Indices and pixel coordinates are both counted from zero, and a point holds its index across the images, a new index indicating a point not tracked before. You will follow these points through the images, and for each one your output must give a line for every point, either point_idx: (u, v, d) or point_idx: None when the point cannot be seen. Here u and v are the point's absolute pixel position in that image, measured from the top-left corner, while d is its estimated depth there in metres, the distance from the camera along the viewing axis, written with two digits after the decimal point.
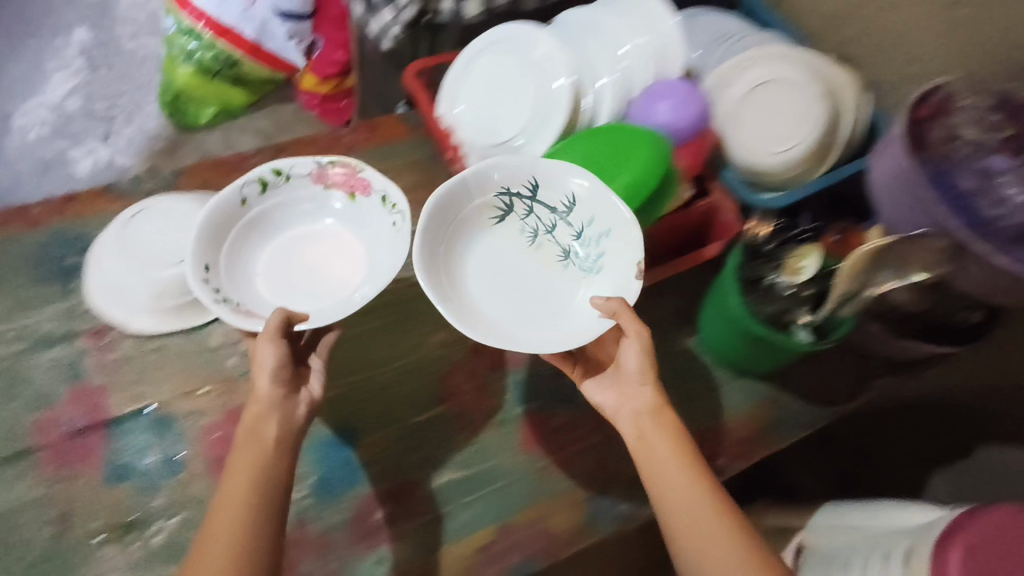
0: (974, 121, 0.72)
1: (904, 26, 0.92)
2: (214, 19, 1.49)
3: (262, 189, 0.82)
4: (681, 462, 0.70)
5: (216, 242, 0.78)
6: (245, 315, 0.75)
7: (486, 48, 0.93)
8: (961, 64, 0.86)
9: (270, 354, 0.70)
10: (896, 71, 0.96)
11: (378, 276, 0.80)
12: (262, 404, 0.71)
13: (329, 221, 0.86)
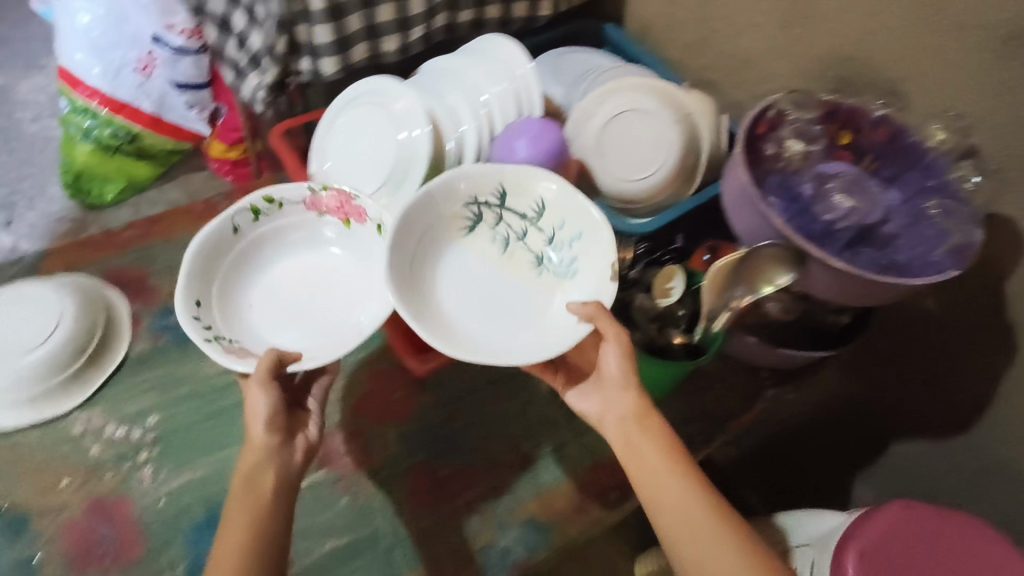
0: (799, 136, 0.83)
1: (751, 51, 1.00)
2: (110, 95, 1.40)
3: (254, 218, 0.84)
4: (670, 458, 0.69)
5: (207, 275, 0.80)
6: (239, 353, 0.76)
7: (349, 104, 0.96)
8: (800, 82, 0.95)
9: (263, 399, 0.70)
10: (752, 90, 1.03)
11: (373, 306, 0.82)
12: (260, 450, 0.71)
13: (323, 248, 0.88)
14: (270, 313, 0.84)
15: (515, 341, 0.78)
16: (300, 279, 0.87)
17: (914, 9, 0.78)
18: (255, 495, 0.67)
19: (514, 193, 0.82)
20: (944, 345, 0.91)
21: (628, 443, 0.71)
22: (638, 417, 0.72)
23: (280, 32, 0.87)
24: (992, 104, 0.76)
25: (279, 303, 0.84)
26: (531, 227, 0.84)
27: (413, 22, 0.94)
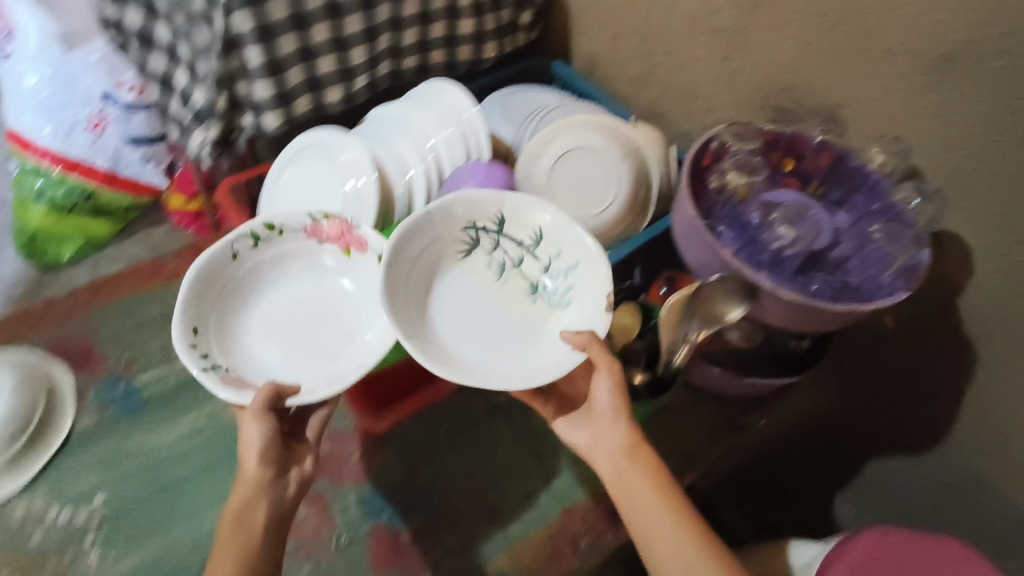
0: (739, 166, 0.82)
1: (695, 83, 1.02)
2: (61, 154, 1.27)
3: (254, 244, 0.80)
4: (664, 497, 0.67)
5: (205, 303, 0.77)
6: (235, 383, 0.73)
7: (294, 157, 0.94)
8: (744, 109, 0.97)
9: (257, 435, 0.69)
10: (699, 121, 1.05)
11: (375, 340, 0.77)
12: (251, 487, 0.71)
13: (323, 278, 0.83)
14: (267, 343, 0.79)
15: (519, 364, 0.75)
16: (298, 309, 0.82)
17: (844, 37, 0.80)
18: (245, 532, 0.68)
19: (511, 220, 0.81)
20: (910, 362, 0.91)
21: (622, 481, 0.68)
22: (633, 454, 0.69)
23: (219, 90, 0.86)
24: (927, 124, 0.77)
25: (277, 335, 0.80)
26: (530, 249, 0.81)
27: (356, 72, 0.94)
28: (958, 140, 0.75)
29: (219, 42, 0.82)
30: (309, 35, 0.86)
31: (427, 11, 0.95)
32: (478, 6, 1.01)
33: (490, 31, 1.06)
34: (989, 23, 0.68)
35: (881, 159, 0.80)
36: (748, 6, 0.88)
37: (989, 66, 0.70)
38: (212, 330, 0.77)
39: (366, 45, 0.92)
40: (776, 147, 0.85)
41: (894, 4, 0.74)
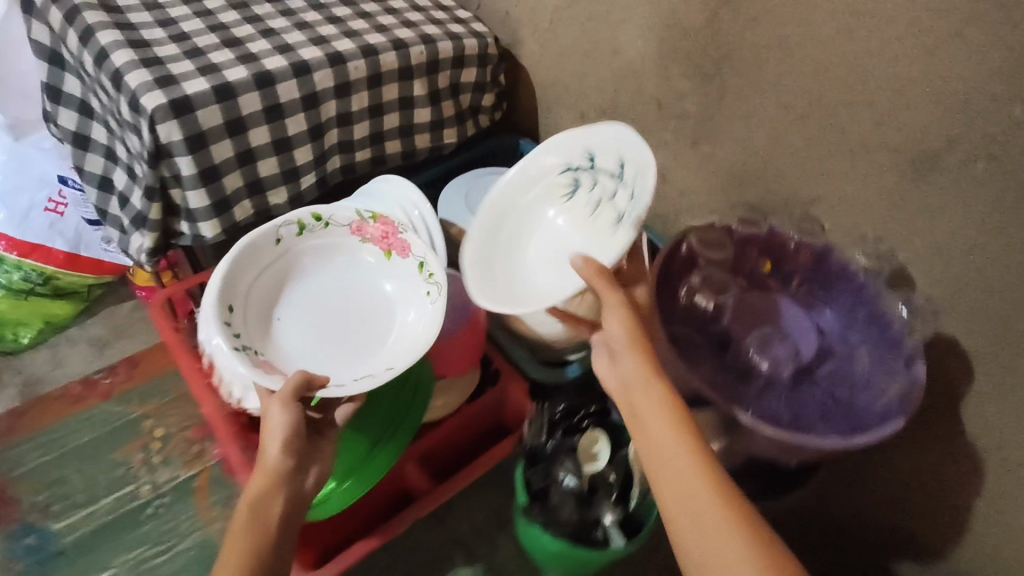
0: (703, 286, 0.75)
1: (665, 167, 0.97)
2: (16, 239, 1.13)
3: (299, 231, 0.80)
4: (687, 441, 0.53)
5: (237, 277, 0.74)
6: (266, 367, 0.71)
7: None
8: (718, 195, 0.91)
9: (283, 420, 0.61)
10: (672, 204, 0.99)
11: (408, 337, 0.76)
12: (270, 478, 0.60)
13: (363, 276, 0.82)
14: (298, 331, 0.77)
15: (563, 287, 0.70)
16: (332, 302, 0.80)
17: (817, 130, 0.75)
18: (259, 527, 0.58)
19: (601, 154, 0.77)
20: (906, 483, 0.82)
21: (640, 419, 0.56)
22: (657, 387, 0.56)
23: (151, 200, 0.80)
24: (910, 225, 0.71)
25: (308, 325, 0.78)
26: (619, 178, 0.75)
27: (302, 172, 0.88)
28: (943, 244, 0.69)
29: (146, 154, 0.76)
30: (246, 139, 0.80)
31: (377, 104, 0.91)
32: (433, 95, 0.97)
33: (448, 117, 1.01)
34: (968, 123, 0.63)
35: (864, 262, 0.75)
36: (715, 94, 0.84)
37: (973, 169, 0.64)
38: (247, 309, 0.75)
39: (310, 145, 0.87)
40: (743, 242, 0.79)
41: (867, 99, 0.69)
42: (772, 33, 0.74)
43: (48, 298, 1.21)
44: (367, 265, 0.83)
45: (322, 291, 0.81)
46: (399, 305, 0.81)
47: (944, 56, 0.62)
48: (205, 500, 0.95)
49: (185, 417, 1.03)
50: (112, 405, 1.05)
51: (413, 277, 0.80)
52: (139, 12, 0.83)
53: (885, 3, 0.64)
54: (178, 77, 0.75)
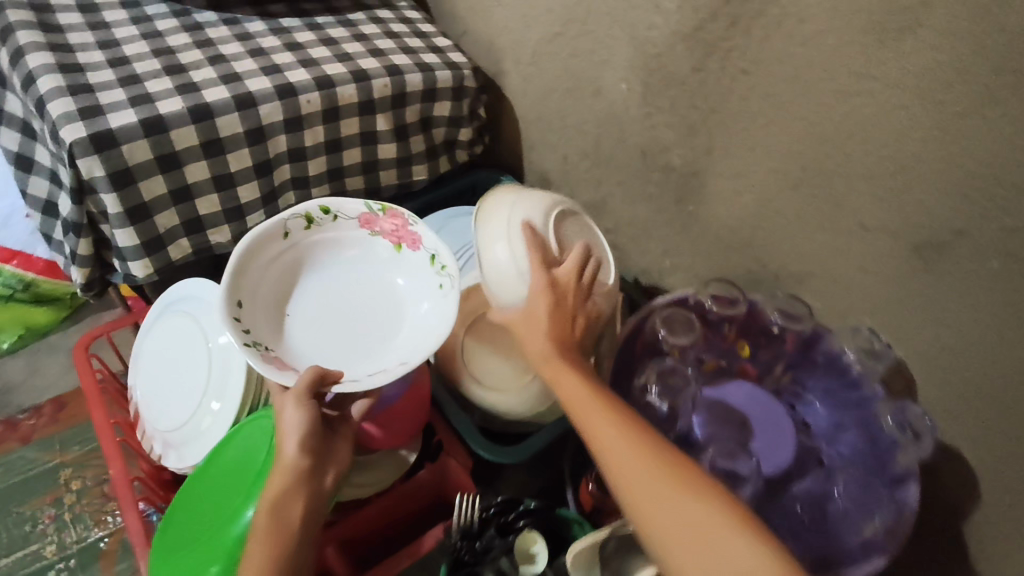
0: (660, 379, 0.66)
1: (648, 221, 0.89)
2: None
3: (307, 226, 0.73)
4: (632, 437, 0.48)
5: (245, 275, 0.68)
6: (280, 363, 0.66)
7: (163, 314, 0.80)
8: (701, 258, 0.83)
9: (298, 417, 0.60)
10: (655, 262, 0.91)
11: (422, 332, 0.70)
12: (291, 477, 0.58)
13: (372, 268, 0.75)
14: (307, 326, 0.71)
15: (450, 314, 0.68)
16: (340, 294, 0.73)
17: (809, 201, 0.66)
18: (283, 529, 0.55)
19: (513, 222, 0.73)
20: None
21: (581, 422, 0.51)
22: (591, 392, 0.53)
23: (78, 236, 0.74)
24: (908, 316, 0.62)
25: (315, 318, 0.71)
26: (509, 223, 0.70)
27: (249, 210, 0.82)
28: (945, 344, 0.60)
29: (69, 190, 0.70)
30: (181, 175, 0.74)
31: (335, 139, 0.84)
32: (400, 130, 0.90)
33: (418, 153, 0.94)
34: (980, 214, 0.53)
35: (857, 358, 0.65)
36: (701, 148, 0.75)
37: (985, 266, 0.54)
38: (256, 301, 0.69)
39: (256, 182, 0.81)
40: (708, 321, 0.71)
41: (864, 172, 0.60)
42: (762, 89, 0.65)
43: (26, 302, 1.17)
44: (381, 257, 0.76)
45: (330, 287, 0.73)
46: (416, 300, 0.74)
47: (956, 132, 0.52)
48: (111, 567, 0.93)
49: (102, 471, 1.03)
50: (31, 450, 1.05)
51: (427, 271, 0.73)
52: (81, 32, 0.77)
53: (889, 66, 0.55)
54: (105, 108, 0.69)
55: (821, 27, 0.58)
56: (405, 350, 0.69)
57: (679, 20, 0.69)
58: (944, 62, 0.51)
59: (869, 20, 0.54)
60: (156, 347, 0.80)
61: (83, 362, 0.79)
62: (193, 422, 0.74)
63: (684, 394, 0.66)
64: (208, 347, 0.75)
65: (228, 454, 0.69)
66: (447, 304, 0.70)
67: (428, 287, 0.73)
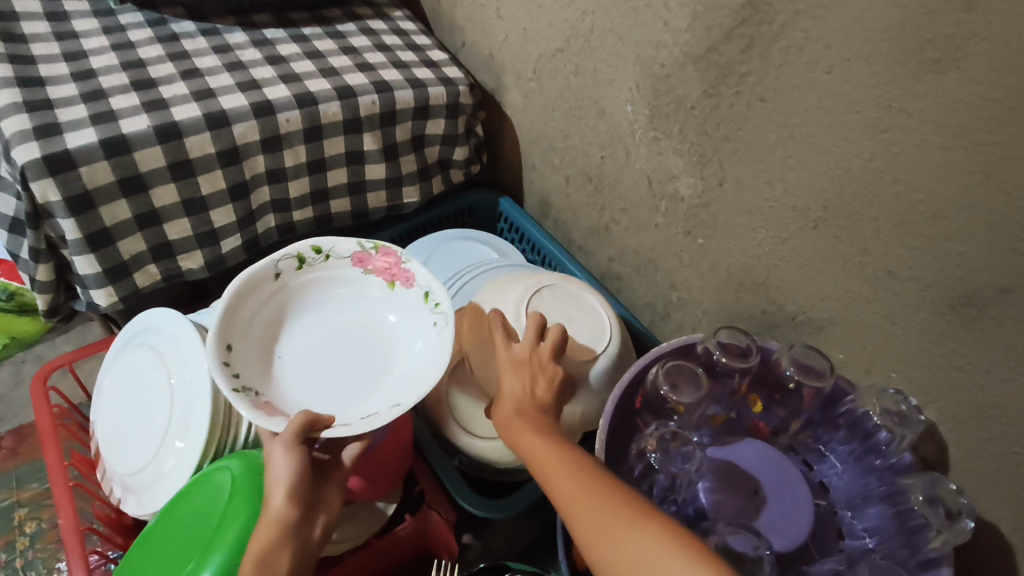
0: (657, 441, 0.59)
1: (654, 252, 0.82)
2: None
3: (298, 265, 0.67)
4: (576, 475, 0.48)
5: (233, 318, 0.62)
6: (269, 409, 0.59)
7: (126, 348, 0.75)
8: (709, 295, 0.77)
9: (286, 467, 0.53)
10: (661, 296, 0.85)
11: (416, 372, 0.63)
12: (279, 531, 0.52)
13: (365, 308, 0.69)
14: (299, 370, 0.64)
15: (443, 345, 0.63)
16: (331, 335, 0.67)
17: (830, 243, 0.60)
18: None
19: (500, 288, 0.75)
20: None
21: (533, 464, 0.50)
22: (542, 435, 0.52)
23: (37, 262, 0.68)
24: (942, 377, 0.56)
25: (306, 362, 0.65)
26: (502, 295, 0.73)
27: (224, 234, 0.77)
28: (985, 410, 0.53)
29: (24, 214, 0.65)
30: (147, 199, 0.69)
31: (318, 160, 0.79)
32: (389, 149, 0.84)
33: (408, 173, 0.88)
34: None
35: (883, 421, 0.57)
36: (712, 179, 0.69)
37: None
38: (245, 346, 0.62)
39: (231, 206, 0.75)
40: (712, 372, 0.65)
41: (894, 216, 0.54)
42: (781, 119, 0.59)
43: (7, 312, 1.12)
44: (373, 293, 0.69)
45: (319, 329, 0.67)
46: (410, 338, 0.67)
47: (1005, 178, 0.46)
48: None
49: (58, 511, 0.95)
50: None
51: (420, 309, 0.67)
52: (46, 42, 0.72)
53: (928, 101, 0.48)
54: (63, 126, 0.64)
55: (848, 54, 0.51)
56: (395, 396, 0.62)
57: (690, 40, 0.63)
58: (992, 98, 0.44)
59: (905, 47, 0.48)
60: (120, 387, 0.75)
61: (42, 402, 0.75)
62: (151, 470, 0.68)
63: (689, 463, 0.57)
64: (168, 383, 0.70)
65: (184, 504, 0.64)
66: (445, 340, 0.63)
67: (421, 325, 0.67)
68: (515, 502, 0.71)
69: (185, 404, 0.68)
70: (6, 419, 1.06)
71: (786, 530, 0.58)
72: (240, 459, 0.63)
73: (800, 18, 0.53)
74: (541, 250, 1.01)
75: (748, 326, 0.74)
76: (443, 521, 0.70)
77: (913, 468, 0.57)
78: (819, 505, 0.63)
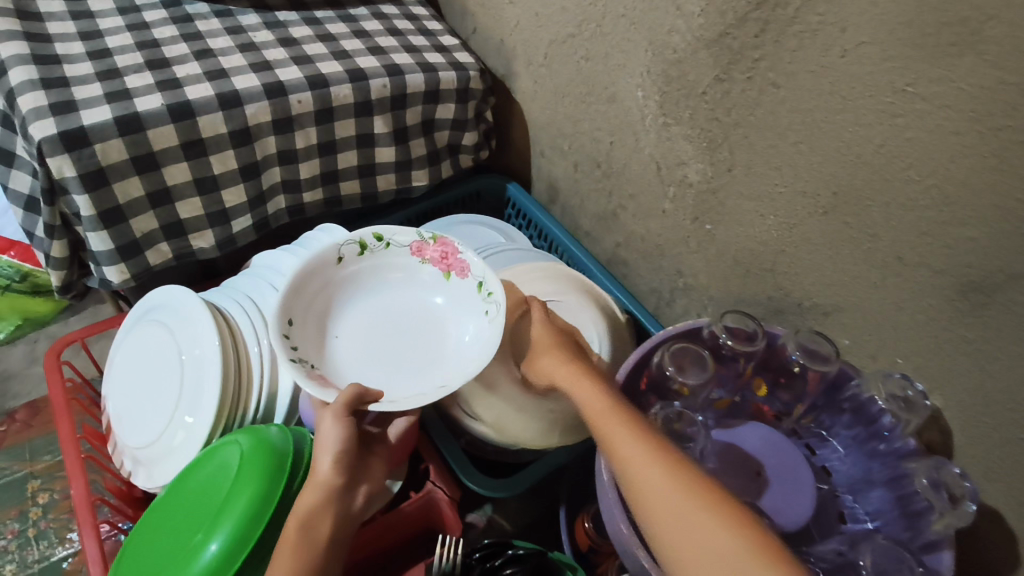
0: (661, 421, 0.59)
1: (661, 238, 0.82)
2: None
3: (360, 252, 0.68)
4: (668, 464, 0.44)
5: (297, 295, 0.63)
6: (322, 381, 0.60)
7: (138, 324, 0.76)
8: (716, 281, 0.77)
9: (335, 437, 0.55)
10: (667, 282, 0.85)
11: (465, 359, 0.64)
12: (322, 495, 0.54)
13: (419, 296, 0.70)
14: (351, 350, 0.65)
15: (493, 333, 0.63)
16: (385, 319, 0.68)
17: (839, 229, 0.60)
18: (308, 552, 0.51)
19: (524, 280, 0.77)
20: None
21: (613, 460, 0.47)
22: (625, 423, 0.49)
23: (51, 238, 0.69)
24: (949, 363, 0.56)
25: (359, 341, 0.66)
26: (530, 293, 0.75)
27: (235, 214, 0.78)
28: (989, 396, 0.54)
29: (40, 190, 0.65)
30: (160, 177, 0.70)
31: (329, 141, 0.79)
32: (399, 133, 0.84)
33: (418, 157, 0.89)
34: None
35: (888, 407, 0.57)
36: (721, 164, 0.69)
37: None
38: (304, 322, 0.64)
39: (242, 186, 0.76)
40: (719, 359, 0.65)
41: (904, 201, 0.54)
42: (794, 104, 0.59)
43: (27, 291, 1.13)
44: (427, 282, 0.70)
45: (373, 313, 0.68)
46: (460, 326, 0.68)
47: (1018, 163, 0.45)
48: None
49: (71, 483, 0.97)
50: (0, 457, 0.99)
51: (473, 299, 0.68)
52: (63, 21, 0.73)
53: (944, 86, 0.48)
54: (79, 103, 0.64)
55: (864, 37, 0.51)
56: (442, 379, 0.63)
57: (703, 25, 0.63)
58: (1009, 82, 0.44)
59: (922, 31, 0.47)
60: (133, 361, 0.76)
61: (56, 377, 0.76)
62: (160, 444, 0.70)
63: (694, 443, 0.58)
64: (180, 359, 0.70)
65: (193, 476, 0.65)
66: (493, 330, 0.64)
67: (472, 314, 0.67)
68: (521, 480, 0.72)
69: (195, 380, 0.69)
70: (21, 393, 1.09)
71: (790, 509, 0.58)
72: (248, 433, 0.63)
73: (816, 2, 0.53)
74: (548, 236, 1.01)
75: (753, 312, 0.74)
76: (449, 498, 0.70)
77: (918, 453, 0.57)
78: (820, 488, 0.63)
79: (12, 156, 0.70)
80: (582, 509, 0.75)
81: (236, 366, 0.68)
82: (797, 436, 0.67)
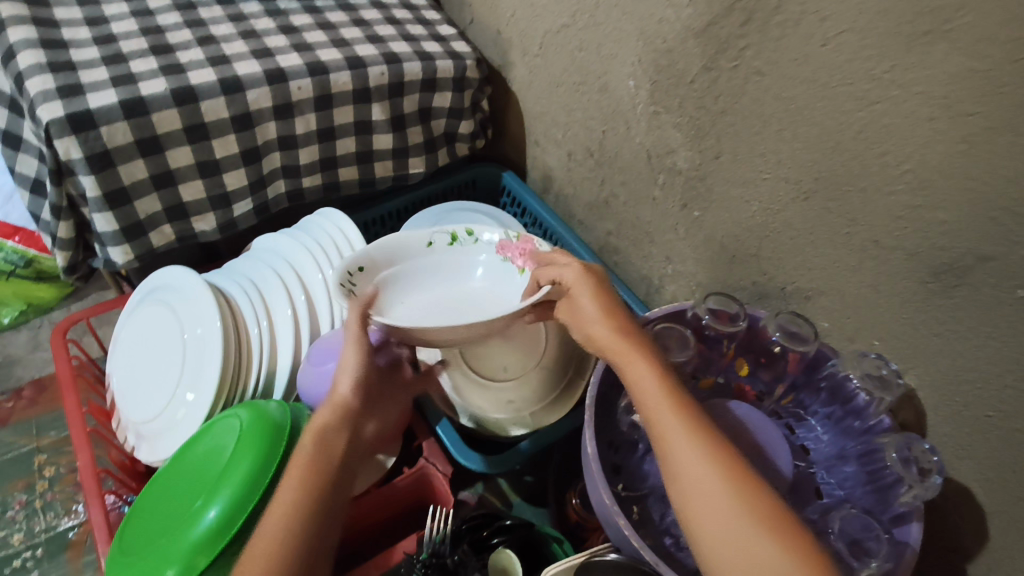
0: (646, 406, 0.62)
1: (652, 225, 0.84)
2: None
3: (450, 242, 0.73)
4: (744, 505, 0.43)
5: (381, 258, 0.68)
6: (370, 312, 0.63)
7: (142, 304, 0.79)
8: (703, 266, 0.79)
9: (354, 356, 0.58)
10: (657, 268, 0.87)
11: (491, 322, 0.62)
12: (338, 411, 0.56)
13: (493, 292, 0.71)
14: (410, 318, 0.68)
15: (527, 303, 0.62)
16: (449, 305, 0.70)
17: (819, 214, 0.62)
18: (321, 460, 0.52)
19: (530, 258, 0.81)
20: None
21: (689, 502, 0.44)
22: (714, 468, 0.45)
23: (57, 218, 0.71)
24: (921, 342, 0.58)
25: (424, 311, 0.69)
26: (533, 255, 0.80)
27: (236, 196, 0.80)
28: (959, 375, 0.56)
29: (48, 171, 0.68)
30: (164, 160, 0.72)
31: (328, 127, 0.81)
32: (397, 120, 0.87)
33: (415, 145, 0.91)
34: (1001, 235, 0.49)
35: (862, 387, 0.60)
36: (709, 152, 0.71)
37: (1011, 296, 0.50)
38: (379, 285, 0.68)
39: (243, 170, 0.78)
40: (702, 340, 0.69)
41: (880, 185, 0.56)
42: (778, 92, 0.61)
43: (32, 277, 1.15)
44: (503, 280, 0.71)
45: (448, 299, 0.71)
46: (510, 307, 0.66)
47: (986, 146, 0.47)
48: (78, 559, 0.90)
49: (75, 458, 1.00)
50: (8, 433, 1.02)
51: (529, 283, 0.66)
52: (69, 8, 0.75)
53: (917, 73, 0.50)
54: (85, 87, 0.67)
55: (843, 27, 0.53)
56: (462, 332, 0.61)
57: (692, 15, 0.65)
58: (980, 69, 0.46)
59: (897, 20, 0.49)
60: (136, 339, 0.78)
61: (61, 355, 0.79)
62: (163, 420, 0.72)
63: None
64: (183, 337, 0.73)
65: (193, 450, 0.67)
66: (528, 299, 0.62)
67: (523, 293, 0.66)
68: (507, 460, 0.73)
69: (198, 358, 0.71)
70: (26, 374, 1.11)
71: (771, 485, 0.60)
72: (248, 408, 0.65)
73: None
74: (542, 224, 1.03)
75: (738, 296, 0.76)
76: (440, 475, 0.73)
77: (891, 430, 0.60)
78: (799, 466, 0.65)
79: (19, 140, 0.72)
80: (570, 487, 0.78)
81: (237, 347, 0.71)
82: (775, 414, 0.70)
